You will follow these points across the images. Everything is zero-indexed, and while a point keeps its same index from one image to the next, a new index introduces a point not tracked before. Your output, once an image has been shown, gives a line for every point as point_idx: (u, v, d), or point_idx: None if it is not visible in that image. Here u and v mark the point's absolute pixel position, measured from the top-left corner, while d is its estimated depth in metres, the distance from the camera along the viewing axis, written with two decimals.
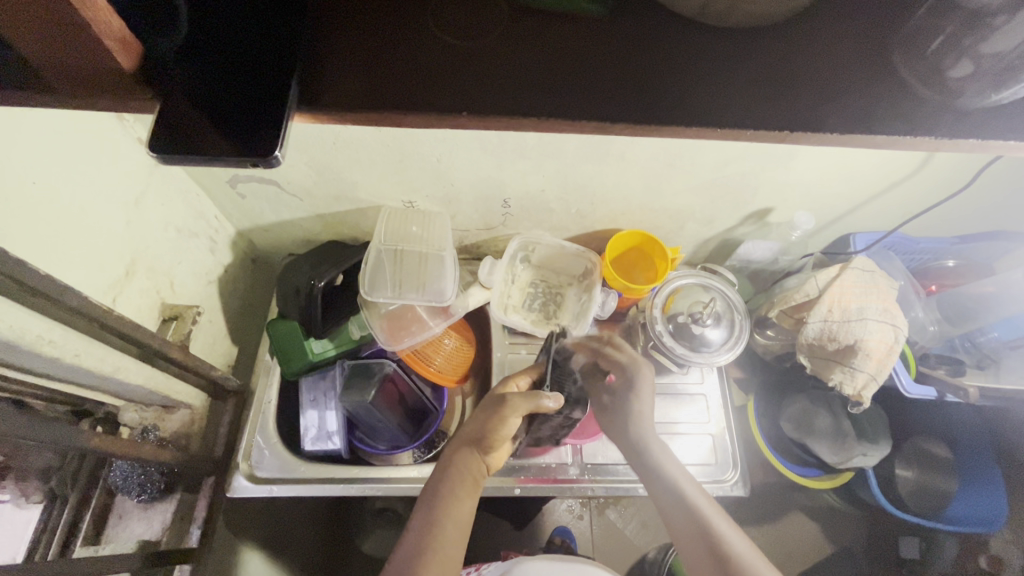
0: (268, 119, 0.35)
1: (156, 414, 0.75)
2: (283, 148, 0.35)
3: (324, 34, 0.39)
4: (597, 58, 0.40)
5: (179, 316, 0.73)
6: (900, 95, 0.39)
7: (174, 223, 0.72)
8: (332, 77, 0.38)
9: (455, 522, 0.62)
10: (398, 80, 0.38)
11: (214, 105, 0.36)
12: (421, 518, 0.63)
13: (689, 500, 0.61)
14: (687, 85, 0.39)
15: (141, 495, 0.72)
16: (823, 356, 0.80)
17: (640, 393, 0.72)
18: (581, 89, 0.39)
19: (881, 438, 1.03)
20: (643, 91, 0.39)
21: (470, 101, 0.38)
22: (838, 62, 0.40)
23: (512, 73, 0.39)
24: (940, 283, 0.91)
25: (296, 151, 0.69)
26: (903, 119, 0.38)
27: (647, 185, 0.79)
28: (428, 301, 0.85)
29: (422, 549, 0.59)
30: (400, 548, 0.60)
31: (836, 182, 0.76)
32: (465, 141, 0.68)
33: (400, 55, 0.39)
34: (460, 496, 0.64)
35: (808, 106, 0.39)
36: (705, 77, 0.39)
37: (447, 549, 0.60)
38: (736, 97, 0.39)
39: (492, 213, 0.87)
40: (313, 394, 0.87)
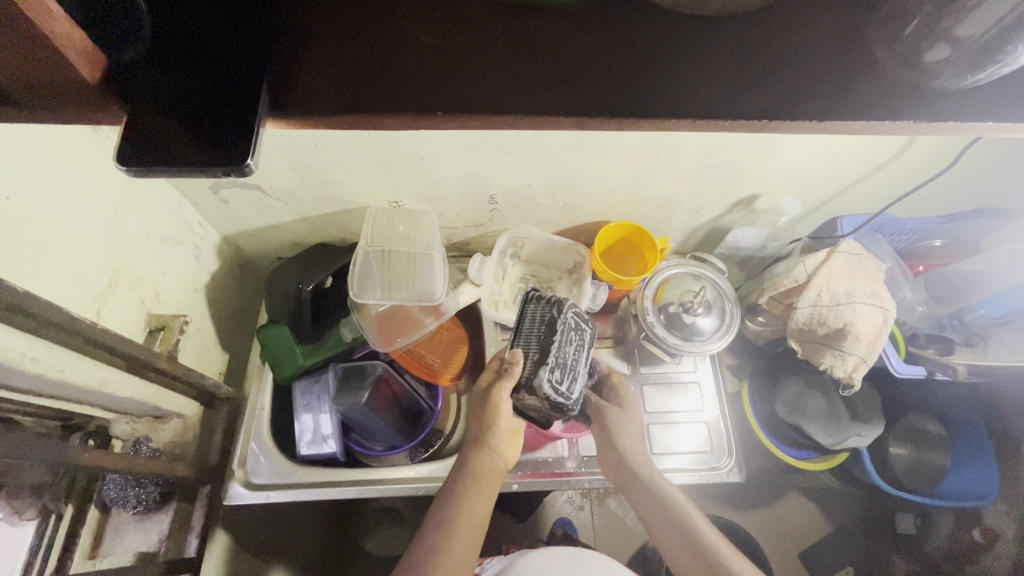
0: (230, 119, 0.35)
1: (149, 424, 0.75)
2: (256, 156, 0.34)
3: (290, 36, 0.38)
4: (574, 51, 0.39)
5: (167, 326, 0.72)
6: (881, 79, 0.39)
7: (157, 231, 0.71)
8: (304, 81, 0.37)
9: (468, 521, 0.63)
10: (371, 83, 0.37)
11: (182, 112, 0.35)
12: (439, 515, 0.64)
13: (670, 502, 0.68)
14: (668, 75, 0.39)
15: (136, 507, 0.72)
16: (814, 340, 0.80)
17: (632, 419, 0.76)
18: (560, 84, 0.38)
19: (874, 420, 1.10)
20: (623, 86, 0.38)
21: (447, 99, 0.37)
22: (822, 48, 0.40)
23: (487, 72, 0.38)
24: (927, 263, 0.92)
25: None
26: (879, 102, 0.38)
27: (633, 176, 0.79)
28: (418, 300, 0.83)
29: (437, 548, 0.61)
30: (417, 548, 0.61)
31: (819, 166, 0.77)
32: (450, 138, 0.68)
33: (373, 56, 0.38)
34: (475, 496, 0.65)
35: (787, 92, 0.38)
36: (689, 68, 0.39)
37: (461, 548, 0.61)
38: (711, 86, 0.39)
39: (479, 210, 0.86)
40: (307, 398, 0.86)
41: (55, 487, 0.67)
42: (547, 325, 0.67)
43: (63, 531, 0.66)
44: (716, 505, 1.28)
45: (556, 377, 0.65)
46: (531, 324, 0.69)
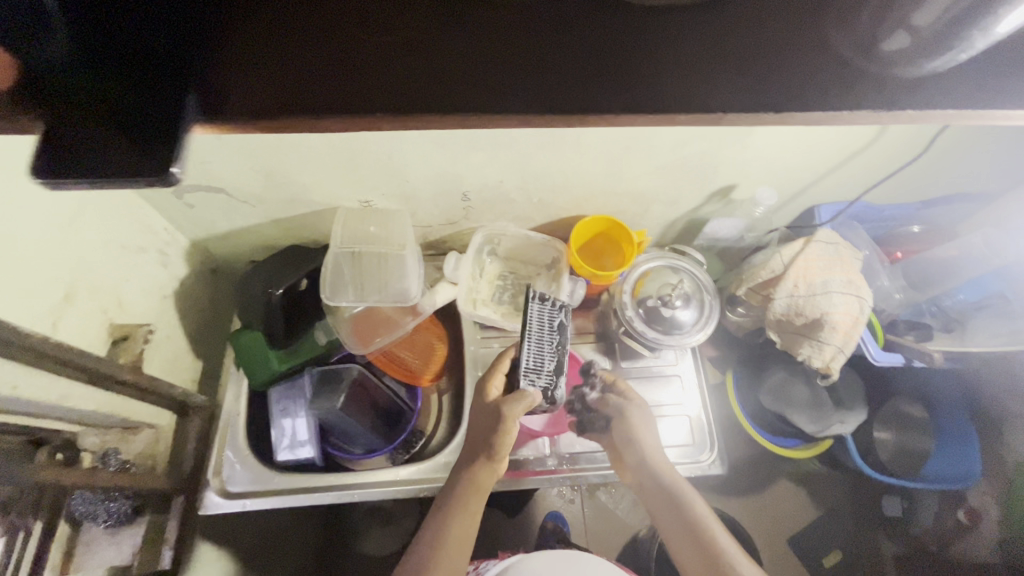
0: (155, 126, 0.32)
1: (118, 436, 0.73)
2: (182, 163, 0.32)
3: (220, 32, 0.36)
4: (525, 41, 0.37)
5: (129, 336, 0.70)
6: (842, 67, 0.37)
7: (118, 239, 0.69)
8: (237, 83, 0.35)
9: (460, 530, 0.66)
10: (311, 83, 0.35)
11: (105, 118, 0.32)
12: (431, 527, 0.67)
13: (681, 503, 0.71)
14: (622, 67, 0.37)
15: (108, 520, 0.69)
16: (792, 331, 0.79)
17: (646, 420, 0.78)
18: (508, 79, 0.36)
19: (857, 404, 1.11)
20: (575, 82, 0.37)
21: (389, 98, 0.36)
22: (783, 35, 0.38)
23: (435, 66, 0.36)
24: (904, 249, 0.93)
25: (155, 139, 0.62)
26: (841, 89, 0.37)
27: (606, 170, 0.78)
28: (393, 301, 0.82)
29: (429, 556, 0.64)
30: (412, 554, 0.66)
31: (793, 156, 0.76)
32: (415, 136, 0.66)
33: (310, 52, 0.36)
34: (470, 509, 0.67)
35: (744, 82, 0.37)
36: (643, 60, 0.37)
37: (452, 558, 0.64)
38: (666, 78, 0.37)
39: (452, 208, 0.85)
40: (284, 403, 0.85)
41: None
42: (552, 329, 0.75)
43: None
44: (704, 495, 1.28)
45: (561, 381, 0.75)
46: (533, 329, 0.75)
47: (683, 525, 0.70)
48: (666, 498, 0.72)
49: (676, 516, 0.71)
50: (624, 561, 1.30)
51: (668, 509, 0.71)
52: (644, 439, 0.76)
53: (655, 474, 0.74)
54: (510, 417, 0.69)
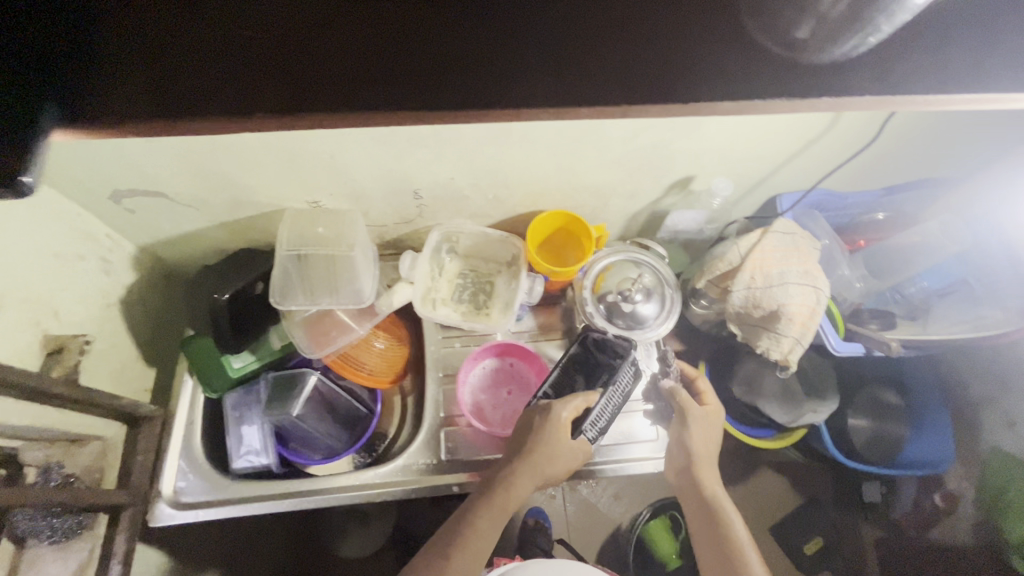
0: (15, 132, 0.32)
1: (64, 449, 0.71)
2: (36, 172, 0.32)
3: (85, 30, 0.34)
4: (412, 38, 0.36)
5: (64, 348, 0.67)
6: (748, 56, 0.36)
7: (51, 247, 0.67)
8: (107, 87, 0.34)
9: (496, 522, 0.70)
10: (184, 86, 0.35)
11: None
12: (471, 517, 0.70)
13: (723, 520, 0.75)
14: (524, 60, 0.36)
15: (52, 535, 0.67)
16: (751, 323, 0.78)
17: (708, 432, 0.79)
18: (402, 78, 0.35)
19: (830, 395, 1.12)
20: (472, 75, 0.36)
21: (269, 98, 0.35)
22: (691, 23, 0.37)
23: (313, 65, 0.35)
24: (867, 237, 0.91)
25: (80, 143, 0.60)
26: (746, 78, 0.36)
27: (559, 163, 0.77)
28: (346, 303, 0.80)
29: (465, 542, 0.69)
30: (447, 536, 0.70)
31: (747, 145, 0.75)
32: (354, 133, 0.64)
33: (186, 56, 0.35)
34: (507, 504, 0.70)
35: (646, 72, 0.36)
36: (546, 52, 0.36)
37: (482, 544, 0.69)
38: (565, 69, 0.36)
39: (405, 207, 0.83)
40: (238, 411, 0.83)
41: None
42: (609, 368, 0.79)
43: None
44: None
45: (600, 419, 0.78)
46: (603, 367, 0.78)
47: (716, 536, 0.75)
48: (706, 508, 0.76)
49: (710, 528, 0.76)
50: (604, 555, 1.30)
51: (706, 519, 0.76)
52: (703, 451, 0.78)
53: (704, 486, 0.77)
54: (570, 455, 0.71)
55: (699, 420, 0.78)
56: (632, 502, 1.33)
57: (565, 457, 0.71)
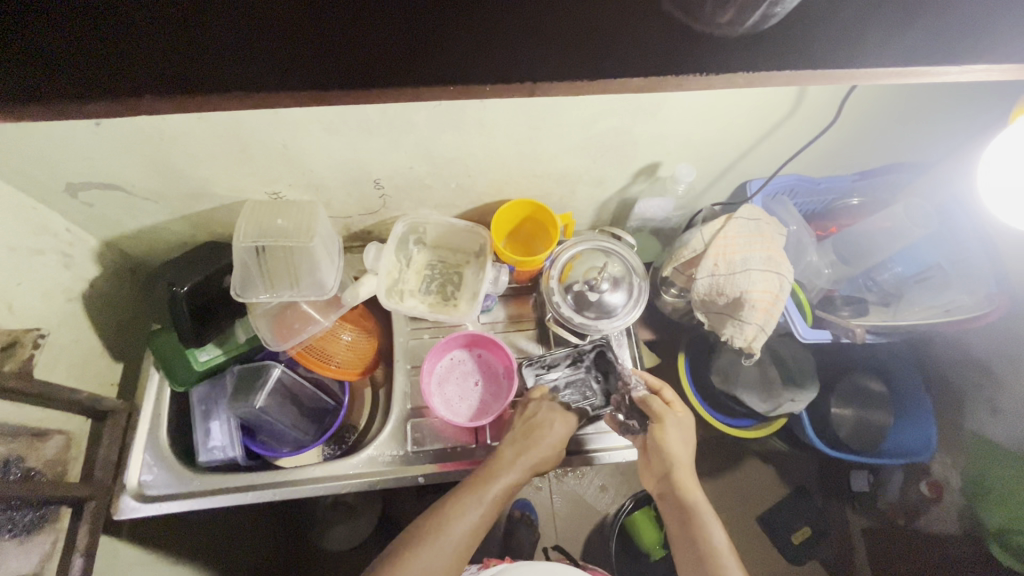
0: None
1: (26, 443, 0.68)
2: None
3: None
4: (321, 21, 0.38)
5: (18, 342, 0.67)
6: (662, 40, 0.38)
7: (4, 241, 0.67)
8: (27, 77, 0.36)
9: (474, 513, 0.68)
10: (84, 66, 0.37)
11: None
12: (442, 510, 0.69)
13: (701, 526, 0.69)
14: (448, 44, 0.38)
15: (11, 531, 0.65)
16: (717, 310, 0.77)
17: (684, 435, 0.76)
18: (315, 61, 0.37)
19: (808, 382, 1.11)
20: (384, 54, 0.37)
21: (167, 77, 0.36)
22: (607, 12, 0.39)
23: (216, 43, 0.37)
24: (839, 223, 0.92)
25: (23, 136, 0.60)
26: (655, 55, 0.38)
27: (520, 151, 0.76)
28: (308, 295, 0.80)
29: (433, 534, 0.66)
30: (415, 530, 0.68)
31: (708, 130, 0.74)
32: (303, 121, 0.64)
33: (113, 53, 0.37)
34: (487, 497, 0.70)
35: (555, 50, 0.38)
36: (466, 36, 0.38)
37: (455, 537, 0.66)
38: (477, 46, 0.38)
39: (368, 197, 0.82)
40: (205, 404, 0.84)
41: None
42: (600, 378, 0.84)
43: None
44: None
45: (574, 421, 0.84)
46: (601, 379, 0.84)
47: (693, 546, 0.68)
48: (684, 515, 0.71)
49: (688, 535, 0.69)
50: (589, 546, 1.30)
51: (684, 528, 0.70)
52: (677, 454, 0.75)
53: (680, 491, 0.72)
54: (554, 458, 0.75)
55: (676, 422, 0.76)
56: (616, 493, 1.33)
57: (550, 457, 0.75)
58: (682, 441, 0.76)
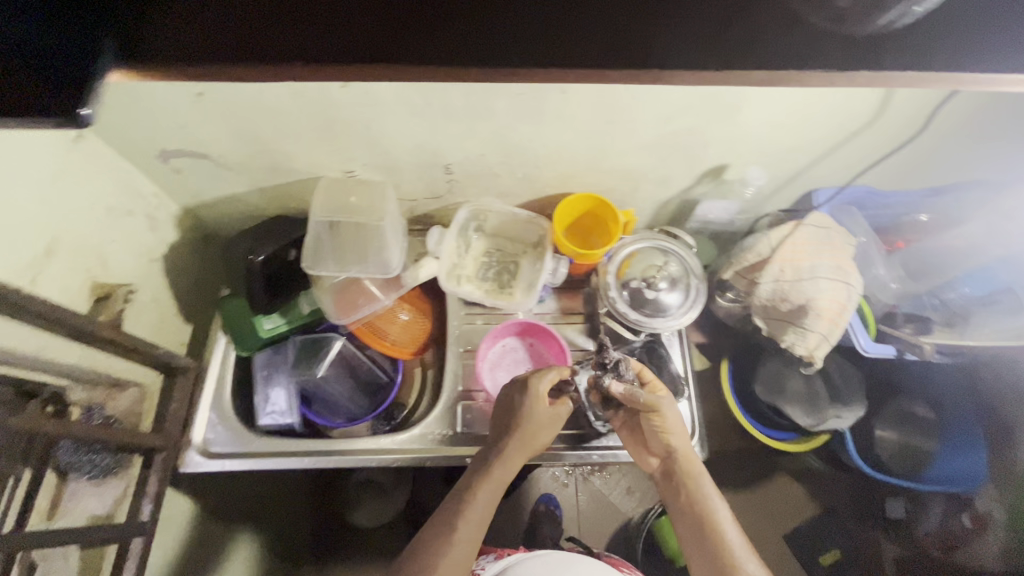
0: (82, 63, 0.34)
1: (104, 392, 0.75)
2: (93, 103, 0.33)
3: None
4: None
5: (110, 295, 0.72)
6: (777, 35, 0.36)
7: (103, 200, 0.71)
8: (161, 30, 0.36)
9: (472, 516, 0.68)
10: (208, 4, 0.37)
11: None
12: (443, 512, 0.70)
13: (703, 505, 0.69)
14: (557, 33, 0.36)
15: (92, 472, 0.72)
16: (778, 317, 0.77)
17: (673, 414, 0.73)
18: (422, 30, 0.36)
19: (855, 401, 1.09)
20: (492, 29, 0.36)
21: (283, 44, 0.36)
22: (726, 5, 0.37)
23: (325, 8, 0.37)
24: (906, 238, 0.88)
25: (132, 102, 0.64)
26: (774, 55, 0.36)
27: (590, 144, 0.77)
28: (372, 271, 0.83)
29: (438, 544, 0.66)
30: (423, 535, 0.68)
31: (783, 133, 0.73)
32: (390, 103, 0.66)
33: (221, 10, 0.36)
34: (482, 496, 0.70)
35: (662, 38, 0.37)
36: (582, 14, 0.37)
37: (458, 550, 0.66)
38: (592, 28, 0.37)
39: (436, 181, 0.84)
40: (267, 370, 0.86)
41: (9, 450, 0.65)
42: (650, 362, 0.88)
43: (20, 493, 0.65)
44: None
45: None
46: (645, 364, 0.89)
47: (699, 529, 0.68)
48: (683, 498, 0.71)
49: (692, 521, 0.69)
50: (614, 546, 1.30)
51: (685, 512, 0.70)
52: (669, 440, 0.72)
53: (678, 472, 0.72)
54: (538, 431, 0.73)
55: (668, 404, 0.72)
56: (645, 497, 1.33)
57: (537, 437, 0.73)
58: (673, 419, 0.72)
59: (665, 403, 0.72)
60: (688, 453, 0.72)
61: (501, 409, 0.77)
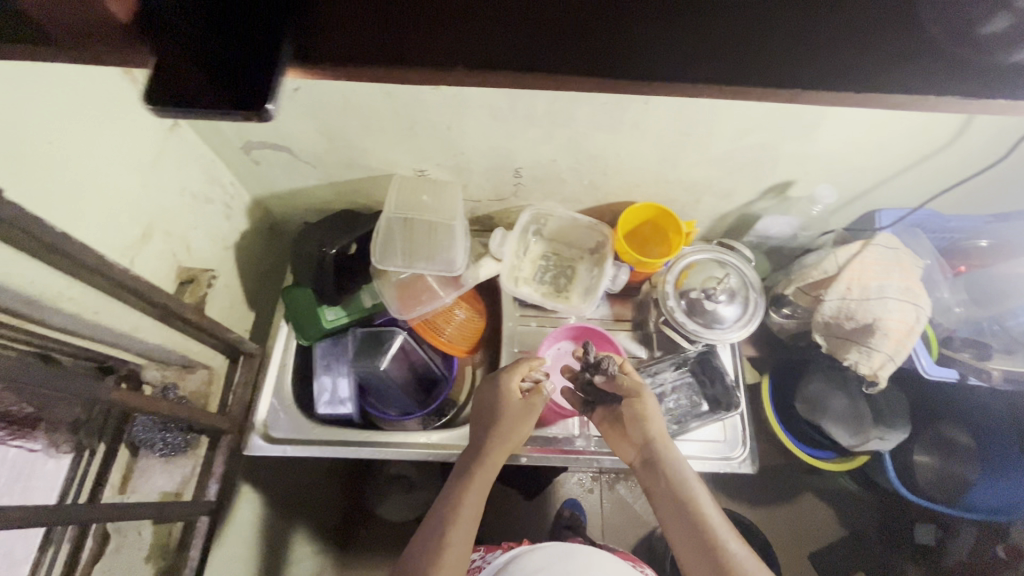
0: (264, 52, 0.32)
1: (176, 372, 0.78)
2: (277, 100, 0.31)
3: None
4: None
5: (194, 280, 0.74)
6: (925, 58, 0.35)
7: (190, 187, 0.73)
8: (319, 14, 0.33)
9: (464, 515, 0.67)
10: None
11: (191, 51, 0.32)
12: (434, 514, 0.68)
13: (689, 497, 0.67)
14: (695, 39, 0.35)
15: (163, 450, 0.76)
16: (839, 334, 0.77)
17: (650, 408, 0.74)
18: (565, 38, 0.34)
19: (900, 424, 1.08)
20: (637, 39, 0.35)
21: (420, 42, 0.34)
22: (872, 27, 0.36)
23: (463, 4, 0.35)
24: (969, 262, 0.87)
25: None
26: (917, 82, 0.35)
27: (661, 155, 0.78)
28: (439, 271, 0.84)
29: (432, 546, 0.64)
30: (417, 540, 0.66)
31: (857, 152, 0.74)
32: (476, 107, 0.68)
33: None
34: (470, 491, 0.69)
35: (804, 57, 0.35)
36: (730, 24, 0.35)
37: (452, 554, 0.63)
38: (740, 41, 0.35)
39: (503, 184, 0.86)
40: (327, 359, 0.88)
41: (89, 423, 0.70)
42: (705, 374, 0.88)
43: (94, 466, 0.70)
44: (726, 499, 1.27)
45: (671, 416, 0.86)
46: (699, 375, 0.89)
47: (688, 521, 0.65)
48: (668, 492, 0.68)
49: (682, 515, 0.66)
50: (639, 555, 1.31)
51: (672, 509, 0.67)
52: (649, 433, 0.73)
53: (657, 465, 0.71)
54: (516, 420, 0.75)
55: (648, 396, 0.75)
56: None
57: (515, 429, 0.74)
58: (653, 411, 0.74)
59: (638, 394, 0.75)
60: (666, 442, 0.72)
61: (478, 406, 0.79)
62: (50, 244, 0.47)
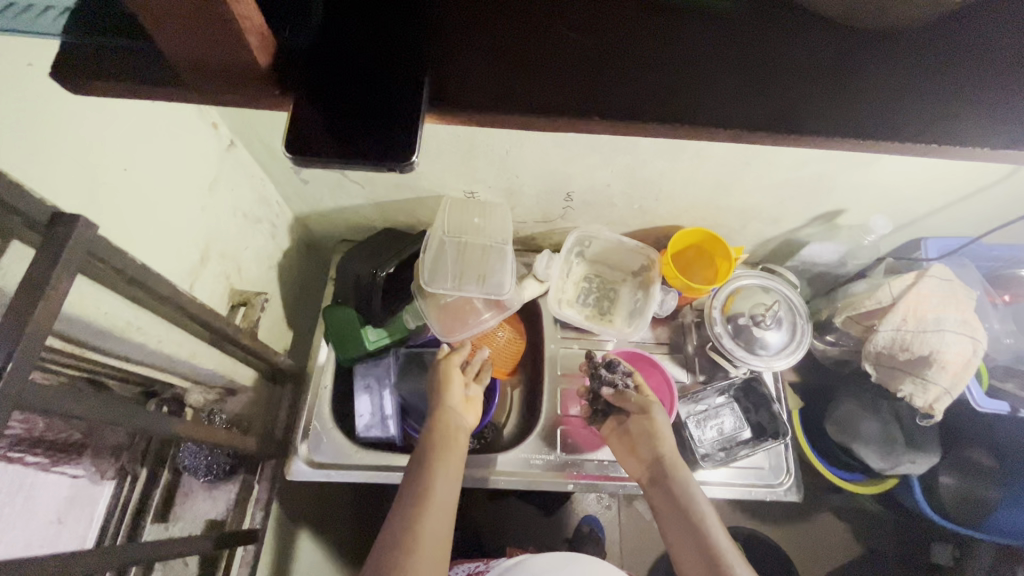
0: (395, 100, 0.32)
1: (218, 396, 0.75)
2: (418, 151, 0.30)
3: None
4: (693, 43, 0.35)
5: (247, 302, 0.72)
6: None
7: (242, 208, 0.72)
8: (441, 58, 0.33)
9: (443, 491, 0.65)
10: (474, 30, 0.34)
11: (323, 98, 0.31)
12: (408, 491, 0.66)
13: (692, 507, 0.67)
14: (824, 91, 0.33)
15: (207, 476, 0.74)
16: (891, 364, 0.77)
17: (663, 424, 0.75)
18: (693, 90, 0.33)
19: (932, 447, 1.03)
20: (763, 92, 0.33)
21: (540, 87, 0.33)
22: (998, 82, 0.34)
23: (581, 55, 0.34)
24: (1012, 292, 0.87)
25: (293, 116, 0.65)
26: None
27: (716, 183, 0.77)
28: (488, 294, 0.83)
29: (410, 518, 0.62)
30: (393, 517, 0.63)
31: (914, 185, 0.74)
32: (539, 135, 0.67)
33: (485, 43, 0.34)
34: (448, 469, 0.68)
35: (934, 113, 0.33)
36: (858, 81, 0.34)
37: (433, 530, 0.61)
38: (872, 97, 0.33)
39: (552, 207, 0.85)
40: (368, 379, 0.86)
41: (132, 449, 0.68)
42: (751, 401, 0.88)
43: (136, 492, 0.68)
44: (751, 520, 1.27)
45: (717, 443, 0.86)
46: (744, 401, 0.88)
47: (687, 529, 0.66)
48: (671, 501, 0.68)
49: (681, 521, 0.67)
50: None
51: (673, 516, 0.67)
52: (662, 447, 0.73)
53: (664, 476, 0.71)
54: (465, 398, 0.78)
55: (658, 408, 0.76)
56: None
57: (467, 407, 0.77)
58: (665, 428, 0.75)
59: (647, 407, 0.76)
60: (675, 458, 0.72)
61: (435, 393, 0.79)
62: (127, 275, 0.45)
